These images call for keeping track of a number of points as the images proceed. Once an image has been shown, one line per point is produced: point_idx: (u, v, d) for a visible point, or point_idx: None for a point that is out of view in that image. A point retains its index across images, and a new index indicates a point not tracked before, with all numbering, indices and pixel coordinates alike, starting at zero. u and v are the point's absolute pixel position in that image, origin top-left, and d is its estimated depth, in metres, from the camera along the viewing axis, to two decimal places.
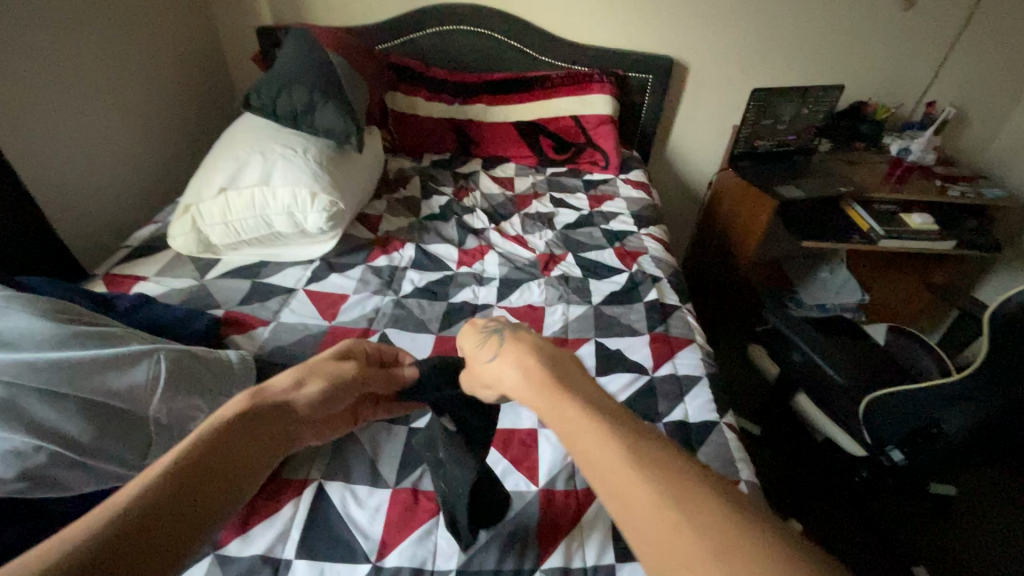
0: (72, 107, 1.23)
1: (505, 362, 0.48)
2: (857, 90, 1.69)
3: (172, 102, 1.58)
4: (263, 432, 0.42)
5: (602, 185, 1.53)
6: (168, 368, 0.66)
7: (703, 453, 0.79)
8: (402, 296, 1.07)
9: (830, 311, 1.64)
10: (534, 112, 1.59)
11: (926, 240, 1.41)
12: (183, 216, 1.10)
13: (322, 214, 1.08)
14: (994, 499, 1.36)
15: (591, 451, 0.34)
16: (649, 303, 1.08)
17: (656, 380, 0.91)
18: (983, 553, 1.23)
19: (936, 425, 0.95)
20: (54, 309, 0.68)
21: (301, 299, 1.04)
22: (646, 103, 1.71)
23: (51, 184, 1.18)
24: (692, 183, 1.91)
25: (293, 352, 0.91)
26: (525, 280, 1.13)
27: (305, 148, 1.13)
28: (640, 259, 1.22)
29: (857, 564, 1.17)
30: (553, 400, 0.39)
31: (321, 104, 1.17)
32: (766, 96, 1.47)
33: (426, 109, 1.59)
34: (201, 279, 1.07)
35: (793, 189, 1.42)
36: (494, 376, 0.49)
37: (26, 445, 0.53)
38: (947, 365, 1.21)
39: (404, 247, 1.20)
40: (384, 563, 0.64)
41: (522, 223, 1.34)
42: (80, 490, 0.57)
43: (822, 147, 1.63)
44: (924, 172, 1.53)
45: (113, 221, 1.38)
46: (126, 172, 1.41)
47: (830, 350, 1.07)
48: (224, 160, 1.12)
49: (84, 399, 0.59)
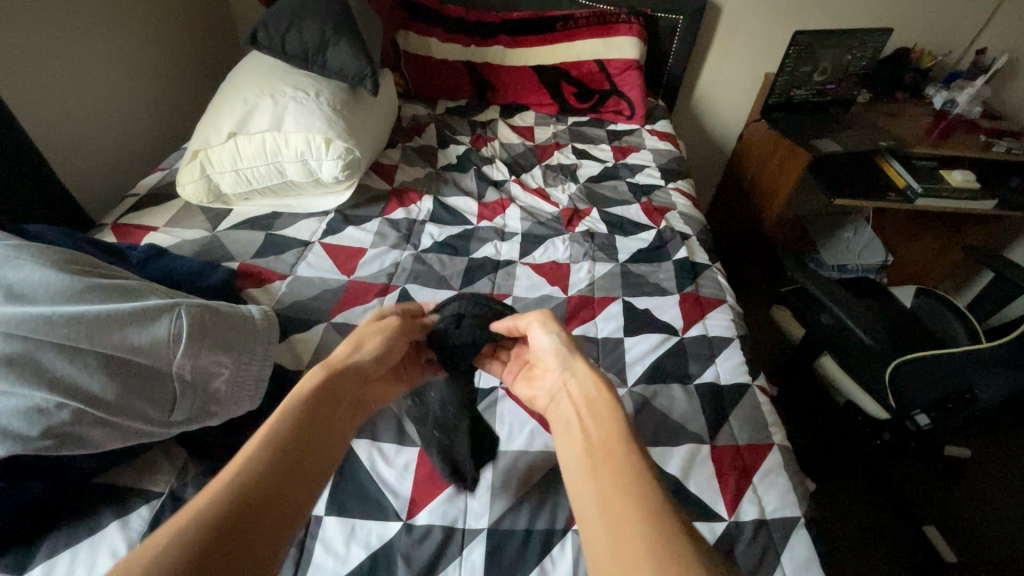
0: (67, 40, 1.15)
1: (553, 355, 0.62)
2: (903, 35, 1.57)
3: (173, 40, 1.49)
4: (332, 399, 0.53)
5: (626, 136, 1.45)
6: (190, 324, 0.63)
7: (735, 416, 0.78)
8: (422, 250, 1.03)
9: (851, 272, 1.59)
10: (556, 55, 1.49)
11: (966, 199, 1.33)
12: (191, 162, 1.05)
13: (337, 162, 1.02)
14: (1008, 462, 1.37)
15: (607, 472, 0.45)
16: (678, 261, 1.04)
17: (686, 341, 0.89)
18: (993, 514, 1.25)
19: (970, 391, 0.90)
20: (67, 260, 0.65)
21: (318, 253, 1.00)
22: (675, 47, 1.60)
23: (52, 124, 1.12)
24: (718, 135, 1.82)
25: (313, 309, 0.88)
26: (549, 235, 1.09)
27: (318, 91, 1.06)
28: (669, 215, 1.17)
29: (868, 524, 1.19)
30: (594, 424, 0.50)
31: (334, 42, 1.09)
32: (808, 39, 1.36)
33: (441, 52, 1.50)
34: (212, 229, 1.03)
35: (830, 142, 1.34)
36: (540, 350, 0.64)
37: (48, 403, 0.52)
38: (976, 328, 1.15)
39: (421, 199, 1.15)
40: (414, 522, 0.63)
41: (544, 175, 1.28)
42: (107, 447, 0.56)
43: (860, 98, 1.53)
44: (969, 126, 1.44)
45: (120, 167, 1.34)
46: (128, 114, 1.35)
47: (866, 312, 1.00)
48: (232, 103, 1.05)
49: (105, 356, 0.57)
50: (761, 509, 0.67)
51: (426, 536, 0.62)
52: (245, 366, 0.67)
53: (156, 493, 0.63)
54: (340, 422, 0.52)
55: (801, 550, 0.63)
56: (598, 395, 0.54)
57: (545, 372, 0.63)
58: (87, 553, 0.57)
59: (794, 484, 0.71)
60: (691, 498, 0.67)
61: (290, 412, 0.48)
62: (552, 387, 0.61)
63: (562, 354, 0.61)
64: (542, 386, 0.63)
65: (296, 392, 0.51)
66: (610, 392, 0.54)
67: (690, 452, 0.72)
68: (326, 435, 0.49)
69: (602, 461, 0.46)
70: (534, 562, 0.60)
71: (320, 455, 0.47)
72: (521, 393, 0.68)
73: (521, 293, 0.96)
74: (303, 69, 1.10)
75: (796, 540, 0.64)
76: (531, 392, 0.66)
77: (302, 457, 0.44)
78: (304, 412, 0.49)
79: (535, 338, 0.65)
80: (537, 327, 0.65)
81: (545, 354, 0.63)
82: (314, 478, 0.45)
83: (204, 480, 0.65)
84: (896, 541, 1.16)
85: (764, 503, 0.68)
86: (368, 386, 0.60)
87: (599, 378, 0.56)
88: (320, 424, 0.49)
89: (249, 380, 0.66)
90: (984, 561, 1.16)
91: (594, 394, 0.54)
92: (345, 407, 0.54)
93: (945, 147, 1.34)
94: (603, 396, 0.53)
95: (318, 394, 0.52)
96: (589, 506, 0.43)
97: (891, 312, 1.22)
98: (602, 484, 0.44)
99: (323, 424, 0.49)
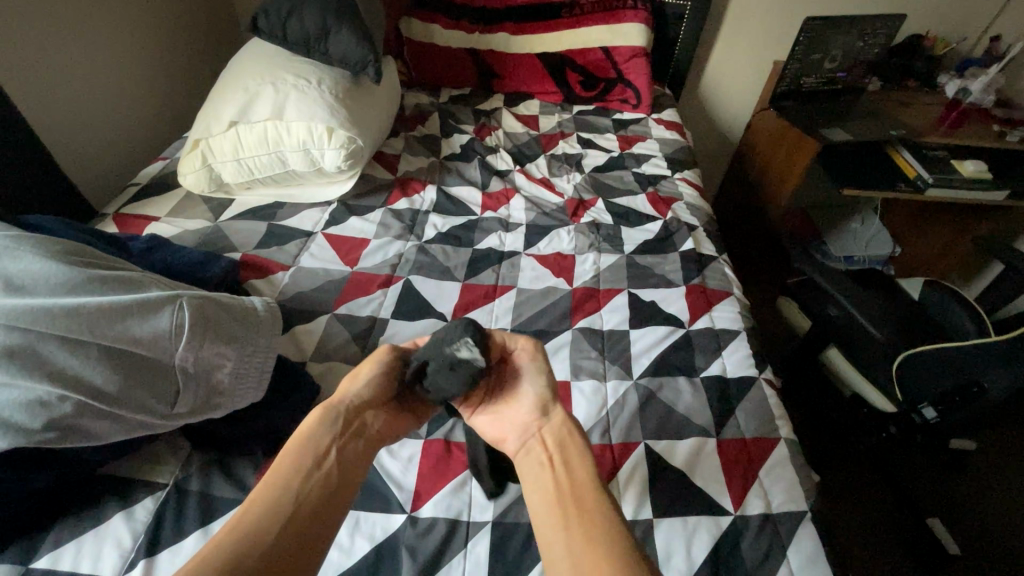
0: (68, 27, 1.13)
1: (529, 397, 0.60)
2: (916, 21, 1.53)
3: (174, 27, 1.47)
4: (340, 433, 0.54)
5: (632, 125, 1.43)
6: (192, 316, 0.62)
7: (742, 410, 0.77)
8: (425, 241, 1.02)
9: (858, 263, 1.57)
10: (561, 42, 1.47)
11: (978, 189, 1.31)
12: (192, 151, 1.04)
13: (339, 151, 1.01)
14: (1015, 455, 1.36)
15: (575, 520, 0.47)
16: (684, 253, 1.03)
17: (692, 333, 0.88)
18: (998, 507, 1.24)
19: (978, 384, 0.90)
20: (69, 251, 0.65)
21: (321, 243, 0.99)
22: (683, 34, 1.57)
23: (54, 113, 1.11)
24: (725, 124, 1.80)
25: (316, 301, 0.88)
26: (554, 226, 1.08)
27: (320, 79, 1.04)
28: (675, 206, 1.15)
29: (871, 516, 1.19)
30: (558, 474, 0.52)
31: (335, 29, 1.07)
32: (819, 26, 1.34)
33: (445, 39, 1.48)
34: (214, 220, 1.02)
35: (839, 132, 1.31)
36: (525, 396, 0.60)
37: (50, 395, 0.52)
38: (983, 322, 1.12)
39: (424, 189, 1.14)
40: (419, 514, 0.63)
41: (548, 164, 1.26)
42: (110, 440, 0.56)
43: (871, 86, 1.50)
44: (981, 115, 1.41)
45: (121, 156, 1.33)
46: (130, 103, 1.34)
47: (875, 305, 0.99)
48: (233, 91, 1.04)
49: (106, 348, 0.56)
50: (767, 503, 0.66)
51: (430, 530, 0.61)
52: (249, 358, 0.66)
53: (160, 484, 0.63)
54: (347, 461, 0.53)
55: (807, 545, 0.62)
56: (575, 443, 0.56)
57: (513, 411, 0.60)
58: (93, 545, 0.57)
59: (801, 478, 0.70)
60: (697, 491, 0.66)
61: (293, 462, 0.50)
62: (522, 431, 0.59)
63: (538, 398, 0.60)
64: (510, 425, 0.60)
65: (291, 440, 0.52)
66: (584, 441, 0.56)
67: (695, 446, 0.71)
68: (336, 473, 0.51)
69: (573, 510, 0.48)
70: (538, 555, 0.59)
71: (331, 496, 0.49)
72: (485, 433, 0.62)
73: (525, 284, 0.95)
74: (305, 57, 1.08)
75: (803, 535, 0.63)
76: (497, 434, 0.61)
77: (303, 521, 0.46)
78: (302, 454, 0.51)
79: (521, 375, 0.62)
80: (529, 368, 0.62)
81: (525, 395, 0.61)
82: (316, 535, 0.46)
83: (207, 472, 0.65)
84: (900, 534, 1.16)
85: (770, 497, 0.67)
86: (372, 413, 0.58)
87: (574, 425, 0.58)
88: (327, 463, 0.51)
89: (252, 372, 0.66)
90: (988, 554, 1.15)
91: (568, 440, 0.56)
92: (357, 441, 0.55)
93: (957, 136, 1.32)
94: (577, 443, 0.56)
95: (320, 429, 0.54)
96: (557, 559, 0.44)
97: (899, 305, 1.20)
98: (572, 531, 0.46)
99: (330, 469, 0.51)
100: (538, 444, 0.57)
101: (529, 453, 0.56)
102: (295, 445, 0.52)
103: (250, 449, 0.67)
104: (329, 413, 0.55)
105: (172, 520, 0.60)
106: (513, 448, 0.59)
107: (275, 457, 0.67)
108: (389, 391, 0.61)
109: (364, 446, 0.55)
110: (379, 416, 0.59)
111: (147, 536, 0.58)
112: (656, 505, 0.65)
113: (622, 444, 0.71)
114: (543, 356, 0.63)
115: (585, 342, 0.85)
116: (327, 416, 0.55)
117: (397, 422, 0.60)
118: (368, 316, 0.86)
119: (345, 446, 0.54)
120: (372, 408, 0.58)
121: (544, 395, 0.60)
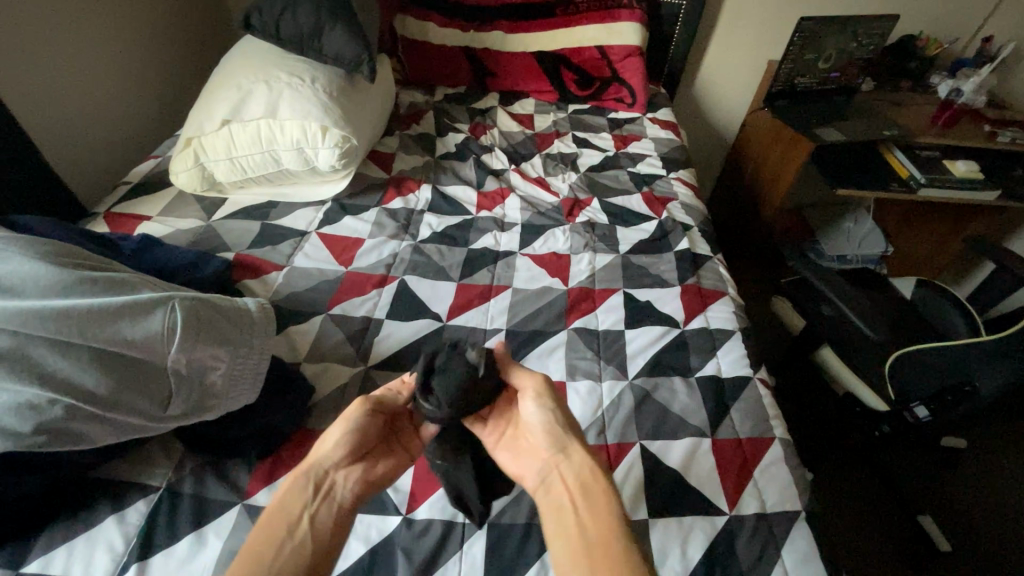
0: (57, 22, 1.12)
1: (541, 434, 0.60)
2: (908, 22, 1.54)
3: (165, 22, 1.45)
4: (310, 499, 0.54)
5: (627, 124, 1.43)
6: (185, 317, 0.62)
7: (736, 410, 0.77)
8: (420, 241, 1.01)
9: (851, 263, 1.58)
10: (556, 41, 1.47)
11: (970, 189, 1.32)
12: (184, 150, 1.03)
13: (334, 150, 1.00)
14: (1005, 452, 1.38)
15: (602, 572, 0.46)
16: (679, 253, 1.03)
17: (687, 333, 0.88)
18: (988, 504, 1.25)
19: (970, 383, 0.90)
20: (59, 252, 0.64)
21: (315, 243, 0.98)
22: (677, 33, 1.57)
23: (43, 110, 1.10)
24: (720, 123, 1.80)
25: (310, 301, 0.87)
26: (549, 226, 1.08)
27: (314, 77, 1.04)
28: (670, 205, 1.16)
29: (864, 513, 1.20)
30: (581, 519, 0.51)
31: (329, 27, 1.06)
32: (813, 26, 1.34)
33: (440, 37, 1.47)
34: (207, 219, 1.01)
35: (832, 132, 1.32)
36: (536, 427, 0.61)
37: (40, 399, 0.51)
38: (976, 321, 1.13)
39: (419, 188, 1.14)
40: (414, 515, 0.63)
41: (544, 163, 1.26)
42: (102, 443, 0.55)
43: (864, 86, 1.51)
44: (973, 115, 1.42)
45: (113, 153, 1.31)
46: (122, 101, 1.32)
47: (868, 304, 0.99)
48: (226, 89, 1.03)
49: (98, 350, 0.56)
50: (762, 503, 0.67)
51: (427, 530, 0.61)
52: (242, 359, 0.66)
53: (152, 487, 0.62)
54: (320, 527, 0.52)
55: (801, 543, 0.63)
56: (593, 480, 0.55)
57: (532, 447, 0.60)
58: (84, 549, 0.56)
59: (795, 478, 0.70)
60: (692, 491, 0.67)
61: (266, 534, 0.50)
62: (541, 467, 0.58)
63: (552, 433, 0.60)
64: (528, 460, 0.60)
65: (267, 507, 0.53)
66: (608, 482, 0.55)
67: (690, 446, 0.71)
68: (307, 543, 0.50)
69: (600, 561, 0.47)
70: (535, 556, 0.59)
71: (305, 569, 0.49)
72: (506, 470, 0.61)
73: (520, 284, 0.94)
74: (299, 55, 1.08)
75: (797, 534, 0.64)
76: (516, 469, 0.61)
77: None
78: (274, 520, 0.51)
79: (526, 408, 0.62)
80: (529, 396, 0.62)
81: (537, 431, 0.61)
82: None
83: (201, 475, 0.64)
84: (892, 532, 1.17)
85: (765, 496, 0.67)
86: (343, 472, 0.57)
87: (595, 466, 0.56)
88: (299, 533, 0.51)
89: (246, 373, 0.65)
90: (978, 550, 1.17)
91: (589, 477, 0.55)
92: (329, 506, 0.54)
93: (950, 137, 1.33)
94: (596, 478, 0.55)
95: (289, 495, 0.54)
96: None
97: (892, 303, 1.21)
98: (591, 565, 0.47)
99: (302, 538, 0.51)
100: (557, 480, 0.56)
101: (551, 491, 0.56)
102: (273, 509, 0.52)
103: (243, 450, 0.66)
104: (298, 480, 0.55)
105: (165, 524, 0.59)
106: (532, 485, 0.58)
107: (269, 458, 0.66)
108: (365, 442, 0.60)
109: (340, 507, 0.55)
110: (354, 471, 0.58)
111: (140, 540, 0.58)
112: (651, 505, 0.65)
113: (617, 444, 0.71)
114: (552, 390, 0.62)
115: (580, 342, 0.85)
116: (299, 481, 0.55)
117: (376, 475, 0.59)
118: (363, 317, 0.86)
119: (319, 508, 0.53)
120: (344, 467, 0.58)
121: (556, 429, 0.60)
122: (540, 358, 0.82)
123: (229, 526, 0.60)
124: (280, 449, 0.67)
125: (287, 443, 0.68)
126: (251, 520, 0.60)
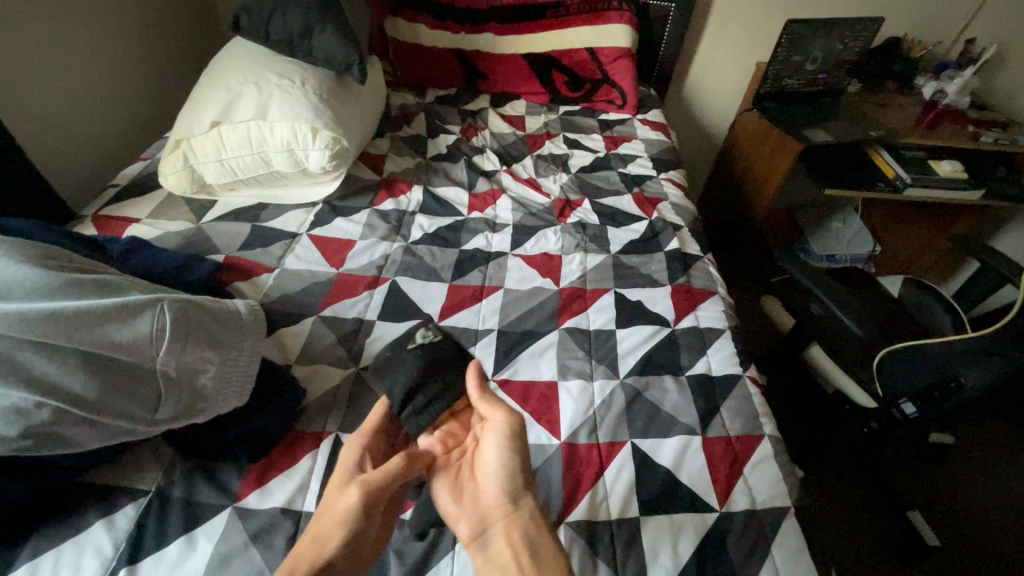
0: (42, 24, 1.11)
1: (494, 472, 0.58)
2: (893, 24, 1.57)
3: (154, 24, 1.45)
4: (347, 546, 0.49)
5: (618, 125, 1.44)
6: (174, 320, 0.61)
7: (725, 408, 0.78)
8: (412, 242, 1.01)
9: (839, 262, 1.60)
10: (546, 43, 1.47)
11: (955, 189, 1.34)
12: (174, 152, 1.02)
13: (324, 152, 1.00)
14: (991, 448, 1.39)
15: None
16: (669, 252, 1.04)
17: (678, 332, 0.89)
18: (976, 499, 1.27)
19: (956, 380, 0.90)
20: (44, 255, 0.63)
21: (305, 245, 0.98)
22: (667, 35, 1.58)
23: (29, 113, 1.08)
24: (709, 124, 1.81)
25: (300, 303, 0.87)
26: (540, 226, 1.08)
27: (304, 79, 1.03)
28: (660, 206, 1.17)
29: (854, 508, 1.21)
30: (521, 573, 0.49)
31: (318, 28, 1.05)
32: (800, 28, 1.35)
33: (430, 39, 1.48)
34: (196, 221, 1.01)
35: (819, 133, 1.33)
36: (491, 467, 0.59)
37: (26, 402, 0.51)
38: (961, 318, 1.14)
39: (411, 190, 1.14)
40: (406, 517, 0.63)
41: (535, 165, 1.27)
42: (89, 446, 0.55)
43: (851, 87, 1.53)
44: (957, 116, 1.44)
45: (101, 156, 1.30)
46: (110, 103, 1.31)
47: (854, 303, 1.01)
48: (215, 91, 1.02)
49: (85, 353, 0.55)
50: (751, 500, 0.67)
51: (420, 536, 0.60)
52: (232, 362, 0.65)
53: (142, 491, 0.62)
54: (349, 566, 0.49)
55: (790, 540, 0.63)
56: (541, 539, 0.53)
57: (477, 490, 0.58)
58: (73, 554, 0.56)
59: (784, 474, 0.71)
60: (682, 488, 0.67)
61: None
62: (484, 517, 0.56)
63: (506, 475, 0.58)
64: (470, 502, 0.58)
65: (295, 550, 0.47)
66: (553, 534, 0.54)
67: (681, 444, 0.72)
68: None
69: None
70: None
71: None
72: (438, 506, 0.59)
73: (512, 285, 0.95)
74: (287, 57, 1.07)
75: (787, 529, 0.64)
76: (453, 511, 0.58)
77: None
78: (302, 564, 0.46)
79: (487, 448, 0.60)
80: (493, 434, 0.60)
81: (490, 469, 0.59)
82: None
83: (192, 478, 0.64)
84: (883, 527, 1.18)
85: (754, 493, 0.68)
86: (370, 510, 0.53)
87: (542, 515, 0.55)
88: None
89: (236, 375, 0.65)
90: (965, 543, 1.18)
91: (535, 531, 0.54)
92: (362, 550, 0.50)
93: (935, 137, 1.34)
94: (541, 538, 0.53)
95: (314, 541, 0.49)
96: None
97: (879, 301, 1.22)
98: None
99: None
100: (501, 536, 0.54)
101: (489, 546, 0.54)
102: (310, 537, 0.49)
103: (235, 453, 0.66)
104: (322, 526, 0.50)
105: (155, 528, 0.59)
106: (467, 534, 0.55)
107: (261, 461, 0.66)
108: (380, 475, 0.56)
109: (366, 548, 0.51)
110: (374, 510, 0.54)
111: (130, 543, 0.58)
112: (642, 503, 0.65)
113: (608, 443, 0.72)
114: (517, 434, 0.59)
115: (572, 342, 0.85)
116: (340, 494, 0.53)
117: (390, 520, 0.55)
118: (355, 318, 0.86)
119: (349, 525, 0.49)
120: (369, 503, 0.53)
121: (516, 480, 0.57)
122: (531, 359, 0.82)
123: (221, 528, 0.60)
124: (271, 452, 0.67)
125: (279, 447, 0.68)
126: (242, 523, 0.60)
